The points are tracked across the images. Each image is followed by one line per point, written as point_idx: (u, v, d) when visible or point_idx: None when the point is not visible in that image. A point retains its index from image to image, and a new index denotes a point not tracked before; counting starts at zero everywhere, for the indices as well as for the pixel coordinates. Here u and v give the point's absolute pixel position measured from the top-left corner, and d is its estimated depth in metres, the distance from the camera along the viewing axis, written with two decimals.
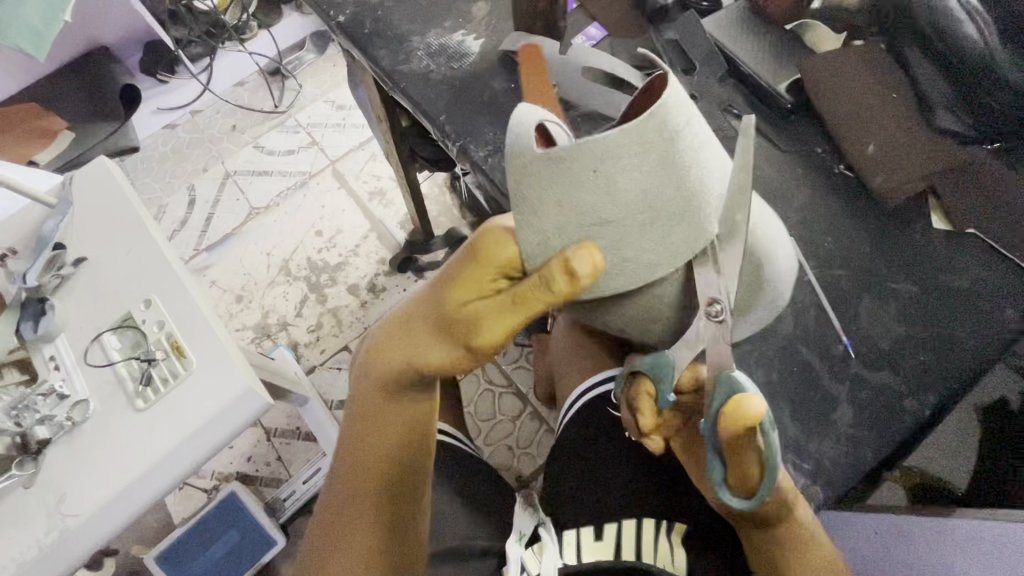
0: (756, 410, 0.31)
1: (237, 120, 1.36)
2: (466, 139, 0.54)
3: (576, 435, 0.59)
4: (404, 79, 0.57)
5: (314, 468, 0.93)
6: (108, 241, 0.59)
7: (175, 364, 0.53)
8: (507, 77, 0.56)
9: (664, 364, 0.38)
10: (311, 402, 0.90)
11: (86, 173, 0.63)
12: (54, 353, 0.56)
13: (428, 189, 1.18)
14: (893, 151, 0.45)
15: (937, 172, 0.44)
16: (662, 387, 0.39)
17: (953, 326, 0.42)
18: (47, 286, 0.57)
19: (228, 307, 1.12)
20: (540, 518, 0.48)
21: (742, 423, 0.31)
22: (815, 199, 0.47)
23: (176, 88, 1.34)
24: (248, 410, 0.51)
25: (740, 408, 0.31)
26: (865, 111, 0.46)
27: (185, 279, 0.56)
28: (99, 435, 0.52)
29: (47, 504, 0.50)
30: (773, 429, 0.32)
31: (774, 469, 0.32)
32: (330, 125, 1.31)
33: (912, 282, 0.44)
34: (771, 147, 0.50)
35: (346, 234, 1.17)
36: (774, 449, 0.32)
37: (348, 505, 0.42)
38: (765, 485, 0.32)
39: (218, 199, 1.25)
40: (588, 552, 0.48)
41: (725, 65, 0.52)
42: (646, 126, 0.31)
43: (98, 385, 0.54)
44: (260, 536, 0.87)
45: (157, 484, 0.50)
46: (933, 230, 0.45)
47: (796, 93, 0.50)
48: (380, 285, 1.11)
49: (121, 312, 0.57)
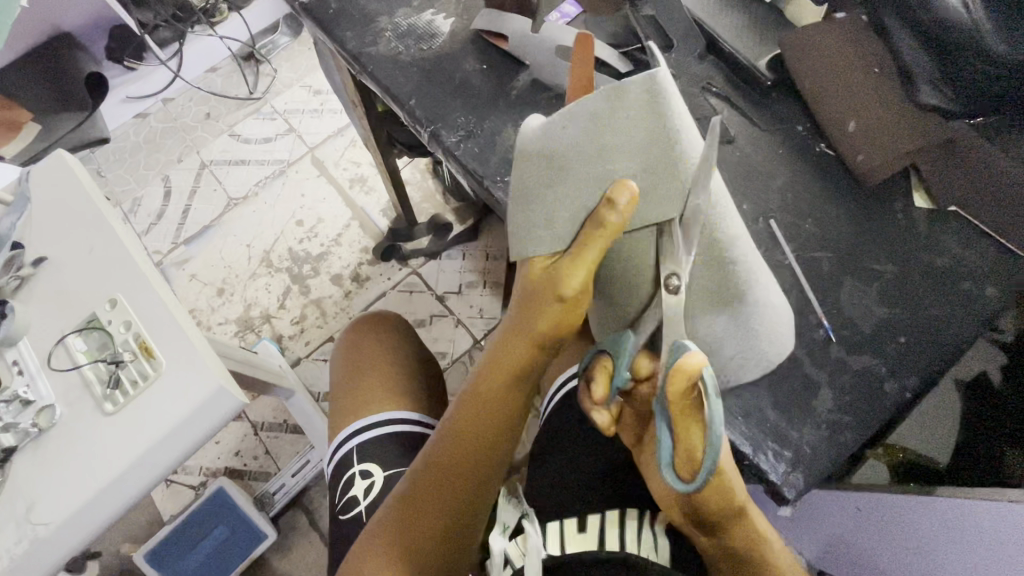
0: (697, 366, 0.29)
1: (211, 107, 1.31)
2: (437, 124, 0.52)
3: (565, 422, 0.59)
4: (372, 62, 0.55)
5: (302, 461, 0.92)
6: (69, 239, 0.57)
7: (143, 365, 0.51)
8: (479, 57, 0.54)
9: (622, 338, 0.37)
10: (298, 395, 0.88)
11: (42, 167, 0.60)
12: (16, 358, 0.55)
13: (410, 175, 1.16)
14: (876, 128, 0.44)
15: (923, 148, 0.42)
16: (618, 364, 0.36)
17: (934, 305, 0.42)
18: (6, 288, 0.56)
19: (209, 301, 1.10)
20: (523, 510, 0.45)
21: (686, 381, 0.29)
22: (797, 178, 0.46)
23: (145, 75, 1.29)
24: (220, 410, 0.50)
25: (684, 364, 0.29)
26: (847, 87, 0.45)
27: (151, 277, 0.54)
28: (68, 440, 0.50)
29: (15, 513, 0.48)
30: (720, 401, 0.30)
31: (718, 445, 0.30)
32: (307, 111, 1.27)
33: (893, 261, 0.43)
34: (753, 126, 0.48)
35: (327, 223, 1.14)
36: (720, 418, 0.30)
37: (421, 504, 0.43)
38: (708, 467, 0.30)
39: (195, 190, 1.21)
40: (571, 543, 0.47)
41: (704, 40, 0.51)
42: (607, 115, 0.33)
43: (65, 389, 0.53)
44: (249, 531, 0.86)
45: (129, 489, 0.48)
46: (914, 207, 0.44)
47: (774, 69, 0.49)
48: (364, 274, 1.09)
49: (85, 314, 0.55)
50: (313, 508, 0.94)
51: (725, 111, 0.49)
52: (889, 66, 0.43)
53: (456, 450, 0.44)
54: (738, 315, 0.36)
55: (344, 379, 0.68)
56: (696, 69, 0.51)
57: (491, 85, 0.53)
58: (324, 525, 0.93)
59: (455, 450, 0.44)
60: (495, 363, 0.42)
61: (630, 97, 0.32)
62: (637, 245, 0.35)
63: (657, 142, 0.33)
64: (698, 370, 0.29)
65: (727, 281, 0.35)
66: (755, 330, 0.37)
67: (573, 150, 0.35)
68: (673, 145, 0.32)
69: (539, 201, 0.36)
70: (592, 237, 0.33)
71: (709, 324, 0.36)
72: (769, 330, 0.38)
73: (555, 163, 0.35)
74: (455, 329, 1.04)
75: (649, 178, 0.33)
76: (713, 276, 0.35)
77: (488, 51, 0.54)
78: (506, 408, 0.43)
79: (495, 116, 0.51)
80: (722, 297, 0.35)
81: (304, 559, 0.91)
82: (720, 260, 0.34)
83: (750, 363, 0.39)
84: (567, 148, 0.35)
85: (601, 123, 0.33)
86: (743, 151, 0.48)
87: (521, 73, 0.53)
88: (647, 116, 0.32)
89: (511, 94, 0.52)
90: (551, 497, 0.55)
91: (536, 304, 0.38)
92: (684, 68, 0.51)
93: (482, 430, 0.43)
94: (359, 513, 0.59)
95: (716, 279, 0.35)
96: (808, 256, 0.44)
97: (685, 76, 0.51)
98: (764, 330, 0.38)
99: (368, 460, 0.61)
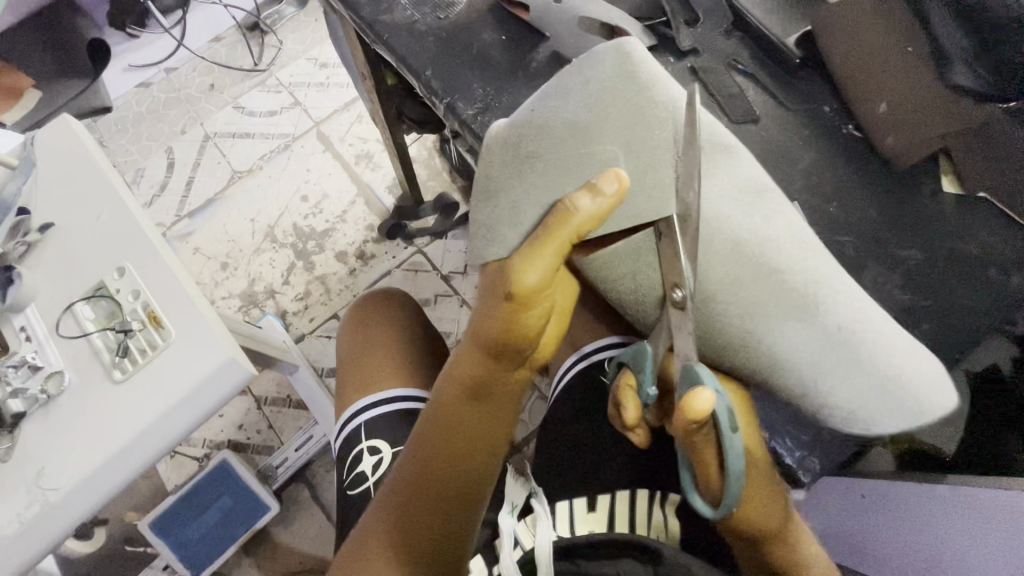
0: (704, 407, 0.30)
1: (215, 78, 1.29)
2: (453, 96, 0.50)
3: (578, 401, 0.59)
4: (387, 30, 0.54)
5: (306, 436, 0.92)
6: (76, 206, 0.56)
7: (152, 334, 0.50)
8: (498, 28, 0.53)
9: (643, 355, 0.38)
10: (302, 369, 0.88)
11: (47, 132, 0.59)
12: (24, 324, 0.54)
13: (417, 152, 1.14)
14: (911, 106, 0.42)
15: (957, 132, 0.41)
16: (643, 379, 0.38)
17: (958, 293, 0.41)
18: (13, 254, 0.55)
19: (213, 275, 1.09)
20: (532, 488, 0.46)
21: (693, 421, 0.31)
22: (821, 162, 0.46)
23: (148, 42, 1.27)
24: (231, 381, 0.49)
25: (689, 403, 0.31)
26: (880, 65, 0.44)
27: (159, 246, 0.53)
28: (77, 407, 0.50)
29: (26, 477, 0.48)
30: (734, 431, 0.32)
31: (736, 476, 0.32)
32: (313, 84, 1.25)
33: (918, 248, 0.43)
34: (778, 105, 0.48)
35: (332, 199, 1.13)
36: (732, 448, 0.32)
37: (410, 516, 0.43)
38: (729, 494, 0.32)
39: (199, 162, 1.20)
40: (582, 524, 0.48)
41: (731, 17, 0.50)
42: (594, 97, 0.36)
43: (73, 356, 0.52)
44: (253, 504, 0.87)
45: (137, 457, 0.48)
46: (943, 193, 0.43)
47: (804, 46, 0.48)
48: (369, 251, 1.09)
49: (93, 282, 0.54)
50: (316, 482, 0.95)
51: (750, 89, 0.48)
52: (925, 48, 0.41)
53: (426, 463, 0.44)
54: (812, 325, 0.32)
55: (351, 353, 0.68)
56: (722, 46, 0.50)
57: (510, 56, 0.52)
58: (327, 500, 0.94)
59: (432, 463, 0.44)
60: (450, 377, 0.44)
61: (597, 76, 0.36)
62: (640, 253, 0.37)
63: (642, 126, 0.35)
64: (705, 409, 0.31)
65: (761, 268, 0.33)
66: (832, 334, 0.32)
67: (547, 137, 0.37)
68: (658, 123, 0.35)
69: (509, 196, 0.39)
70: (562, 225, 0.35)
71: (746, 313, 0.34)
72: (864, 342, 0.32)
73: (528, 148, 0.38)
74: (460, 309, 1.03)
75: (635, 162, 0.35)
76: (736, 262, 0.33)
77: (507, 22, 0.53)
78: (470, 417, 0.44)
79: (513, 89, 0.50)
80: (760, 284, 0.33)
81: (307, 531, 0.92)
82: (744, 244, 0.33)
83: (852, 387, 0.32)
84: (539, 135, 0.37)
85: (575, 105, 0.37)
86: (768, 132, 0.47)
87: (542, 45, 0.52)
88: (631, 93, 0.36)
89: (531, 66, 0.51)
90: (560, 477, 0.56)
91: (484, 315, 0.39)
92: (709, 44, 0.50)
93: (446, 442, 0.44)
94: (367, 488, 0.59)
95: (743, 263, 0.33)
96: (831, 241, 0.43)
97: (709, 52, 0.49)
98: (857, 340, 0.32)
99: (377, 436, 0.61)
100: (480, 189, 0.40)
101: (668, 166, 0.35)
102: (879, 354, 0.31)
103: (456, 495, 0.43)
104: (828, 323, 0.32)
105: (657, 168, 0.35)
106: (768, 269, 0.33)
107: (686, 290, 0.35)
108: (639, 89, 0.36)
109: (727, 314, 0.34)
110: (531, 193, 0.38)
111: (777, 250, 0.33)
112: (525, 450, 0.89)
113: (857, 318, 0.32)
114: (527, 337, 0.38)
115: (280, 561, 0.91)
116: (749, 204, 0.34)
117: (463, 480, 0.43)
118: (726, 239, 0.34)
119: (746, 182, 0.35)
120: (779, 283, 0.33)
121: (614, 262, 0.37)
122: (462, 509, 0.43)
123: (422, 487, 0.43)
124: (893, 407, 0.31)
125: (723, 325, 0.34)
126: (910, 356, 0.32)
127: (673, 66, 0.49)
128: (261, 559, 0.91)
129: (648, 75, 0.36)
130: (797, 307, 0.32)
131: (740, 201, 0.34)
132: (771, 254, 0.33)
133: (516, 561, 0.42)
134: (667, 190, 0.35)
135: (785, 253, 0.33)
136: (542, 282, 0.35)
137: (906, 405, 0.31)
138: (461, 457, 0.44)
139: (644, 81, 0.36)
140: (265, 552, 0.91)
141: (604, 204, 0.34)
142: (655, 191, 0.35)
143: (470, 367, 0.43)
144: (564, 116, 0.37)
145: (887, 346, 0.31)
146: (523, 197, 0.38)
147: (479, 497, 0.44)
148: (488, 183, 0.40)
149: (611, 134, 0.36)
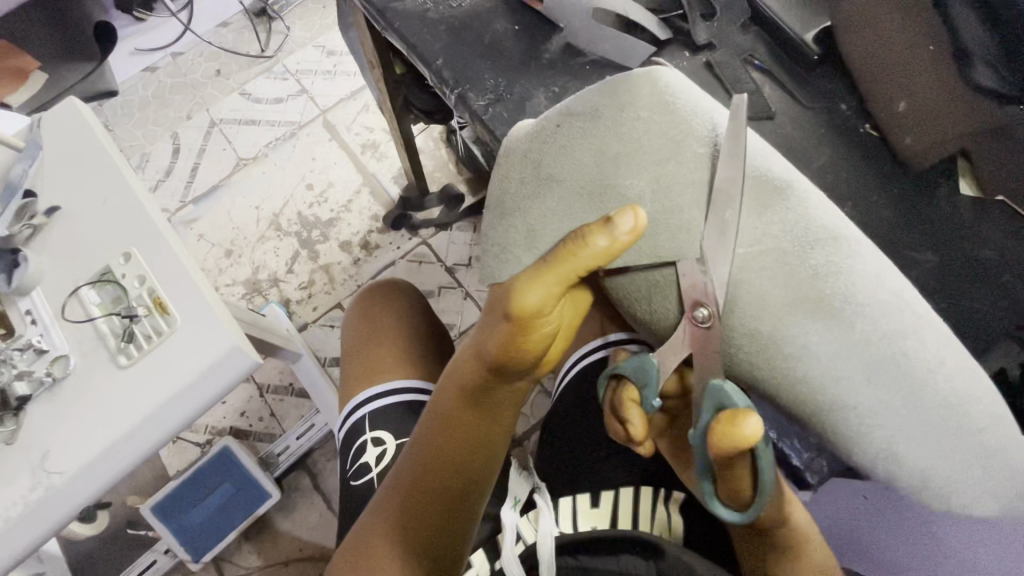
0: (753, 434, 0.29)
1: (221, 63, 1.28)
2: (465, 87, 0.50)
3: (581, 399, 0.60)
4: (399, 18, 0.53)
5: (308, 424, 0.93)
6: (83, 189, 0.56)
7: (158, 321, 0.50)
8: (510, 18, 0.52)
9: (647, 367, 0.37)
10: (305, 358, 0.87)
11: (54, 114, 0.59)
12: (30, 307, 0.54)
13: (423, 143, 1.14)
14: (929, 107, 0.42)
15: (975, 134, 0.40)
16: (647, 392, 0.37)
17: (970, 297, 0.41)
18: (20, 236, 0.55)
19: (217, 261, 1.09)
20: (535, 484, 0.46)
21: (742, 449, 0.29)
22: (836, 160, 0.46)
23: (155, 26, 1.29)
24: (234, 369, 0.49)
25: (735, 432, 0.29)
26: (901, 65, 0.42)
27: (164, 234, 0.53)
28: (84, 389, 0.50)
29: (31, 460, 0.49)
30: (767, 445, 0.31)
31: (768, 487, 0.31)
32: (320, 72, 1.24)
33: (931, 250, 0.43)
34: (793, 103, 0.48)
35: (337, 188, 1.13)
36: (767, 461, 0.31)
37: (401, 522, 0.43)
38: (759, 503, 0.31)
39: (204, 148, 1.19)
40: (585, 518, 0.50)
41: (747, 11, 0.50)
42: (621, 117, 0.34)
43: (79, 341, 0.52)
44: (254, 490, 0.87)
45: (141, 444, 0.48)
46: (960, 195, 0.43)
47: (823, 44, 0.48)
48: (374, 242, 1.08)
49: (99, 267, 0.54)
50: (317, 470, 0.95)
51: (765, 85, 0.49)
52: (946, 44, 0.38)
53: (419, 467, 0.44)
54: (872, 370, 0.29)
55: (357, 344, 0.68)
56: (736, 40, 0.50)
57: (522, 46, 0.51)
58: (327, 488, 0.94)
59: (426, 475, 0.44)
60: (452, 382, 0.44)
61: (630, 103, 0.34)
62: (658, 284, 0.35)
63: (671, 158, 0.33)
64: (753, 437, 0.29)
65: (822, 301, 0.30)
66: (891, 374, 0.29)
67: (570, 162, 0.35)
68: (693, 161, 0.33)
69: (525, 219, 0.37)
70: (568, 258, 0.33)
71: (802, 343, 0.30)
72: (922, 381, 0.29)
73: (546, 172, 0.36)
74: (465, 302, 1.03)
75: (660, 195, 0.33)
76: (793, 295, 0.30)
77: (519, 12, 0.53)
78: (471, 426, 0.44)
79: (528, 80, 0.50)
80: (820, 317, 0.30)
81: (307, 518, 0.93)
82: (804, 276, 0.30)
83: (907, 431, 0.29)
84: (563, 158, 0.35)
85: (603, 129, 0.34)
86: (780, 131, 0.47)
87: (556, 36, 0.51)
88: (664, 118, 0.33)
89: (544, 57, 0.51)
90: (563, 477, 0.56)
91: (488, 326, 0.39)
92: (724, 39, 0.50)
93: (444, 446, 0.44)
94: (371, 479, 0.59)
95: (802, 296, 0.30)
96: None
97: (725, 46, 0.50)
98: (917, 378, 0.29)
99: (379, 427, 0.61)
100: (495, 209, 0.39)
101: (699, 207, 0.33)
102: (936, 392, 0.29)
103: (449, 507, 0.43)
104: (884, 364, 0.29)
105: (687, 204, 0.33)
106: (829, 303, 0.29)
107: (710, 309, 0.32)
108: (678, 116, 0.33)
109: (779, 364, 0.31)
110: (546, 220, 0.36)
111: (842, 284, 0.30)
112: (526, 443, 0.89)
113: (919, 357, 0.29)
114: (529, 353, 0.38)
115: (280, 547, 0.91)
116: (811, 236, 0.30)
117: (457, 493, 0.43)
118: (782, 269, 0.30)
119: (812, 214, 0.31)
120: (841, 318, 0.29)
121: (633, 284, 0.35)
122: (455, 520, 0.43)
123: (414, 496, 0.44)
124: (942, 448, 0.29)
125: (768, 359, 0.31)
126: (971, 395, 0.29)
127: (687, 61, 0.50)
128: (262, 545, 0.92)
129: (697, 99, 0.34)
130: (857, 346, 0.29)
131: (794, 233, 0.31)
132: (834, 288, 0.29)
133: (517, 554, 0.42)
134: (694, 230, 0.33)
135: (848, 287, 0.30)
136: (544, 303, 0.35)
137: (956, 444, 0.29)
138: (456, 469, 0.43)
139: (682, 113, 0.34)
140: (265, 538, 0.92)
141: (616, 246, 0.32)
142: (683, 229, 0.33)
143: (471, 377, 0.43)
144: (590, 138, 0.35)
145: (945, 379, 0.29)
146: (541, 222, 0.36)
147: (471, 507, 0.44)
148: (505, 200, 0.38)
149: (639, 167, 0.33)
